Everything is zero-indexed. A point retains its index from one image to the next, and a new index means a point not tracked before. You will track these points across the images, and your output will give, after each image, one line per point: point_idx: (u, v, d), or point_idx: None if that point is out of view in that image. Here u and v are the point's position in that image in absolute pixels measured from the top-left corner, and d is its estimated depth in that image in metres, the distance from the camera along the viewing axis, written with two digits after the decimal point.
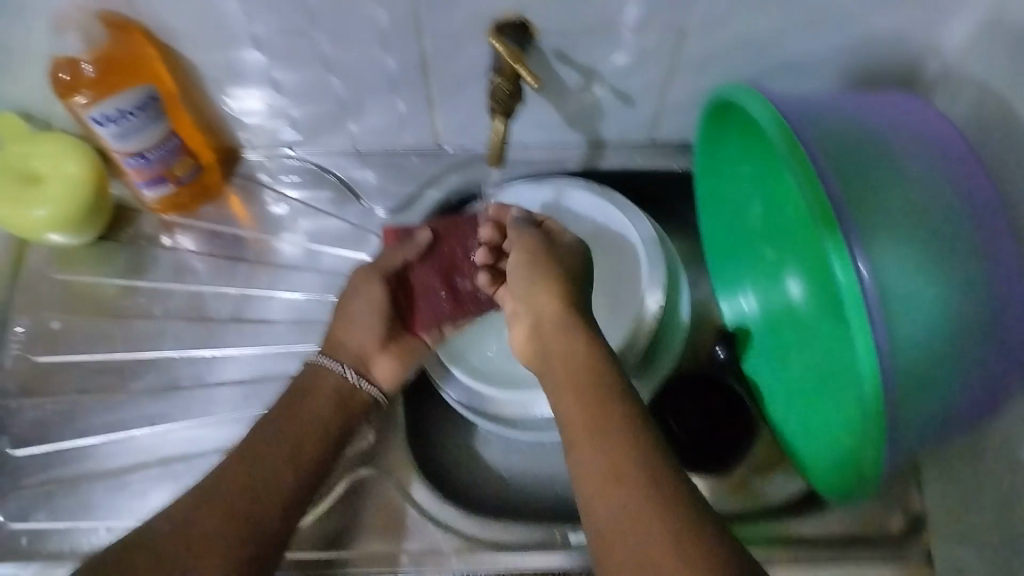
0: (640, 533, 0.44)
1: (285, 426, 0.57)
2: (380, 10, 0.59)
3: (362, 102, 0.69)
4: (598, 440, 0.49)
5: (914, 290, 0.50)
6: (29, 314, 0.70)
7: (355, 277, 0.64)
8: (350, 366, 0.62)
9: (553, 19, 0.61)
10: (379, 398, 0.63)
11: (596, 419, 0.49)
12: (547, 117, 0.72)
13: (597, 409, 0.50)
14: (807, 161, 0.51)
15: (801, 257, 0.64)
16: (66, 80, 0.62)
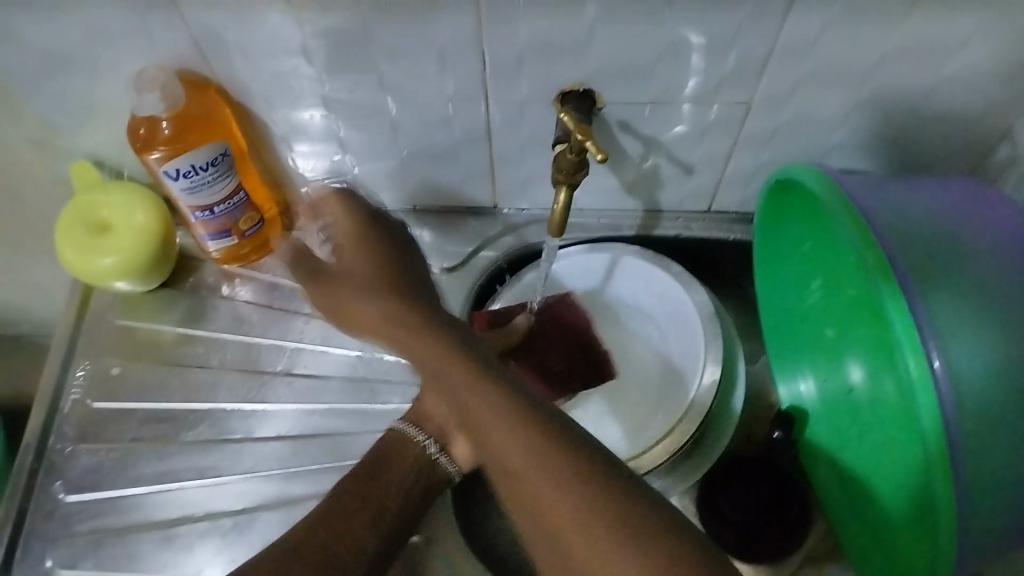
0: (573, 538, 0.45)
1: (370, 492, 0.57)
2: (448, 79, 0.58)
3: (423, 163, 0.68)
4: (500, 446, 0.49)
5: (989, 387, 0.47)
6: (89, 359, 0.71)
7: None
8: (435, 440, 0.60)
9: (623, 93, 0.58)
10: (454, 473, 0.61)
11: (498, 431, 0.49)
12: (608, 185, 0.71)
13: (488, 412, 0.50)
14: (871, 241, 0.50)
15: (862, 338, 0.63)
16: (143, 136, 0.61)
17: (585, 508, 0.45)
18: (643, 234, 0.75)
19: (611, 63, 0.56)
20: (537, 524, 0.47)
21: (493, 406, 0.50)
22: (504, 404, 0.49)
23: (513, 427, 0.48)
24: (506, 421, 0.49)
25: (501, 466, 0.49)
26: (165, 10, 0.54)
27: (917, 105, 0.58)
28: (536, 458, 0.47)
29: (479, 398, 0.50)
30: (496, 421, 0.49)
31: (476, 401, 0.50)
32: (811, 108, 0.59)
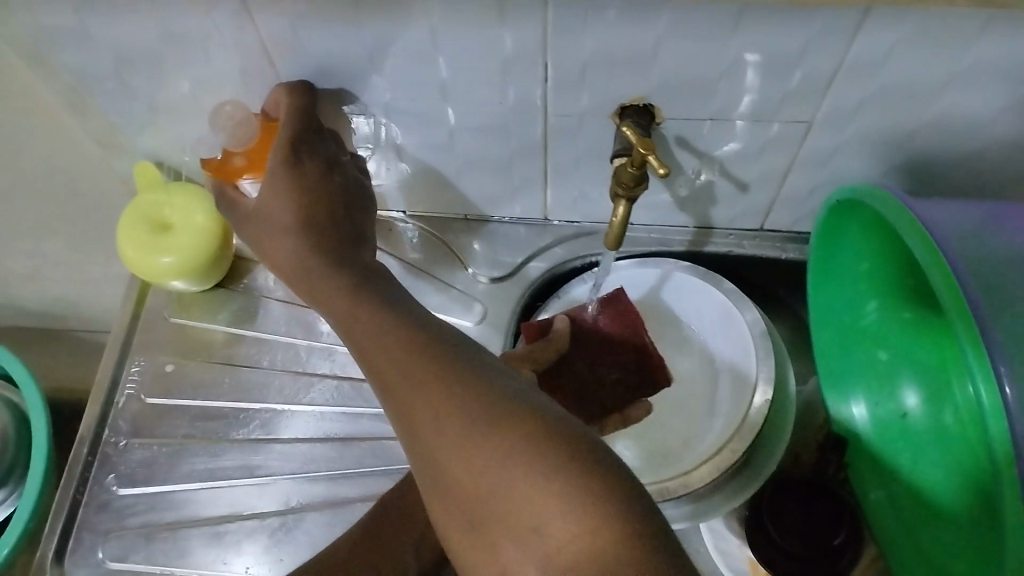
0: (441, 448, 0.43)
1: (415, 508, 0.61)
2: (509, 89, 0.58)
3: (478, 172, 0.68)
4: (403, 385, 0.45)
5: None
6: (145, 355, 0.73)
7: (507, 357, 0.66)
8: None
9: (684, 107, 0.58)
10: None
11: (387, 351, 0.47)
12: (661, 199, 0.71)
13: (384, 338, 0.48)
14: (943, 261, 0.49)
15: (940, 359, 0.65)
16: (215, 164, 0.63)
17: (477, 421, 0.42)
18: (693, 250, 0.75)
19: (674, 77, 0.56)
20: (430, 453, 0.43)
21: (398, 346, 0.47)
22: (404, 342, 0.47)
23: (398, 342, 0.47)
24: (399, 343, 0.47)
25: (395, 402, 0.45)
26: (237, 15, 0.55)
27: (985, 128, 0.57)
28: (431, 402, 0.44)
29: (395, 338, 0.48)
30: (396, 348, 0.47)
31: (379, 342, 0.48)
32: (873, 128, 0.58)
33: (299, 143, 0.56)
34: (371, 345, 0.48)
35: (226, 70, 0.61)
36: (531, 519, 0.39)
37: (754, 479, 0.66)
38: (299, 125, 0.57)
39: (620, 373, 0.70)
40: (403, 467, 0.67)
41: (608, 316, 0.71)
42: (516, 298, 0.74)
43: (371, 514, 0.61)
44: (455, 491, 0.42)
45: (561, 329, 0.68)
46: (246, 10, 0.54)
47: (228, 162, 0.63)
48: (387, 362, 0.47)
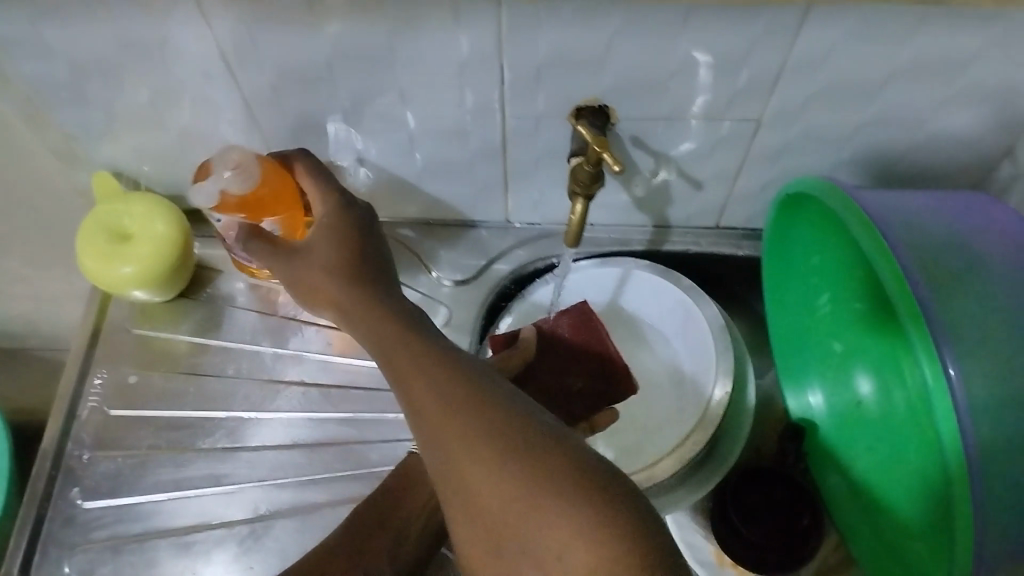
0: (478, 491, 0.41)
1: (388, 517, 0.59)
2: (466, 91, 0.59)
3: (439, 176, 0.69)
4: (442, 419, 0.43)
5: (1005, 394, 0.48)
6: (107, 367, 0.72)
7: None
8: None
9: (637, 107, 0.60)
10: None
11: (426, 394, 0.44)
12: (619, 200, 0.72)
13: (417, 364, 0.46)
14: (885, 248, 0.51)
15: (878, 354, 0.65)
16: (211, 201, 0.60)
17: (525, 478, 0.40)
18: (652, 248, 0.76)
19: (626, 78, 0.57)
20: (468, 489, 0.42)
21: (438, 376, 0.45)
22: (445, 372, 0.45)
23: (438, 372, 0.45)
24: (441, 373, 0.45)
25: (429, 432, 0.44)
26: (194, 22, 0.55)
27: (922, 122, 0.60)
28: (470, 433, 0.42)
29: (432, 366, 0.45)
30: (434, 379, 0.45)
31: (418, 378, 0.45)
32: (819, 124, 0.61)
33: (338, 188, 0.57)
34: (409, 375, 0.46)
35: (184, 79, 0.61)
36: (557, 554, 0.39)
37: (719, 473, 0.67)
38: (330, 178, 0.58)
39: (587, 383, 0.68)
40: (371, 470, 0.68)
41: (573, 323, 0.70)
42: (480, 301, 0.75)
43: (343, 527, 0.59)
44: (479, 521, 0.41)
45: (529, 337, 0.68)
46: (203, 17, 0.55)
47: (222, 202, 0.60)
48: (416, 382, 0.45)
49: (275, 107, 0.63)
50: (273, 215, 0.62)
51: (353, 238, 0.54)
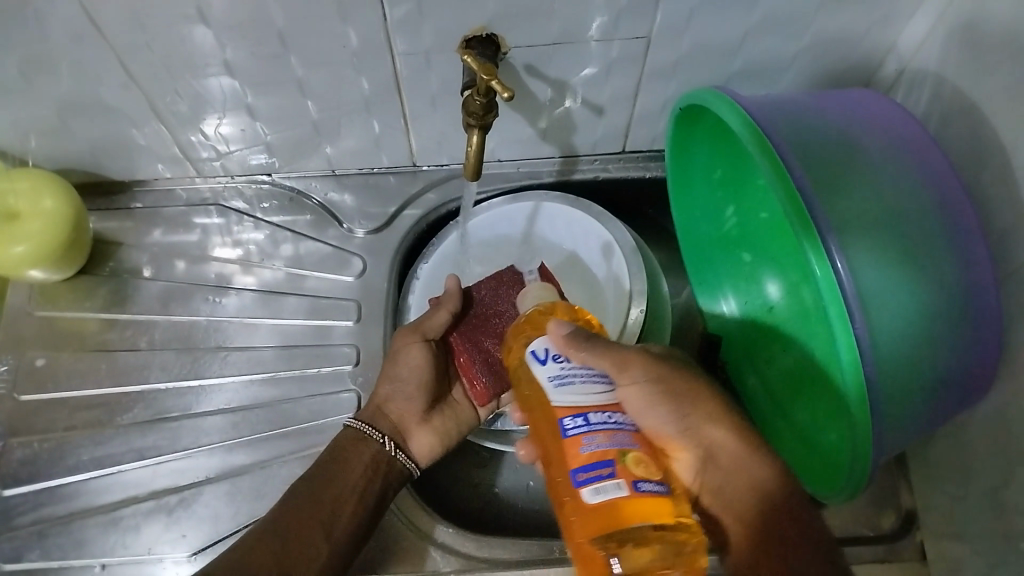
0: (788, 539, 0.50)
1: (323, 493, 0.58)
2: (350, 32, 0.58)
3: (337, 124, 0.68)
4: (735, 467, 0.52)
5: (891, 281, 0.50)
6: (12, 352, 0.70)
7: (396, 337, 0.64)
8: (389, 437, 0.62)
9: (525, 35, 0.59)
10: (413, 468, 0.63)
11: (735, 464, 0.52)
12: (524, 134, 0.72)
13: (720, 424, 0.53)
14: (768, 145, 0.53)
15: (781, 259, 0.68)
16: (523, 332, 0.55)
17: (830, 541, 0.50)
18: (562, 179, 0.76)
19: (509, 4, 0.56)
20: (783, 525, 0.50)
21: (740, 439, 0.53)
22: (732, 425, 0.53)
23: (728, 428, 0.53)
24: (733, 433, 0.53)
25: (719, 485, 0.53)
26: None
27: (808, 25, 0.61)
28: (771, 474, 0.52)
29: (716, 419, 0.53)
30: (730, 421, 0.53)
31: (725, 443, 0.53)
32: (706, 36, 0.61)
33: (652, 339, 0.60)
34: (705, 430, 0.53)
35: (52, 46, 0.57)
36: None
37: None
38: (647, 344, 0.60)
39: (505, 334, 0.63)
40: (299, 426, 0.67)
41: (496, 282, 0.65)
42: (395, 247, 0.74)
43: (277, 506, 0.58)
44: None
45: (451, 289, 0.64)
46: None
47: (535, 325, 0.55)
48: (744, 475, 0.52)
49: (154, 66, 0.60)
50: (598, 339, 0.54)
51: (691, 373, 0.55)
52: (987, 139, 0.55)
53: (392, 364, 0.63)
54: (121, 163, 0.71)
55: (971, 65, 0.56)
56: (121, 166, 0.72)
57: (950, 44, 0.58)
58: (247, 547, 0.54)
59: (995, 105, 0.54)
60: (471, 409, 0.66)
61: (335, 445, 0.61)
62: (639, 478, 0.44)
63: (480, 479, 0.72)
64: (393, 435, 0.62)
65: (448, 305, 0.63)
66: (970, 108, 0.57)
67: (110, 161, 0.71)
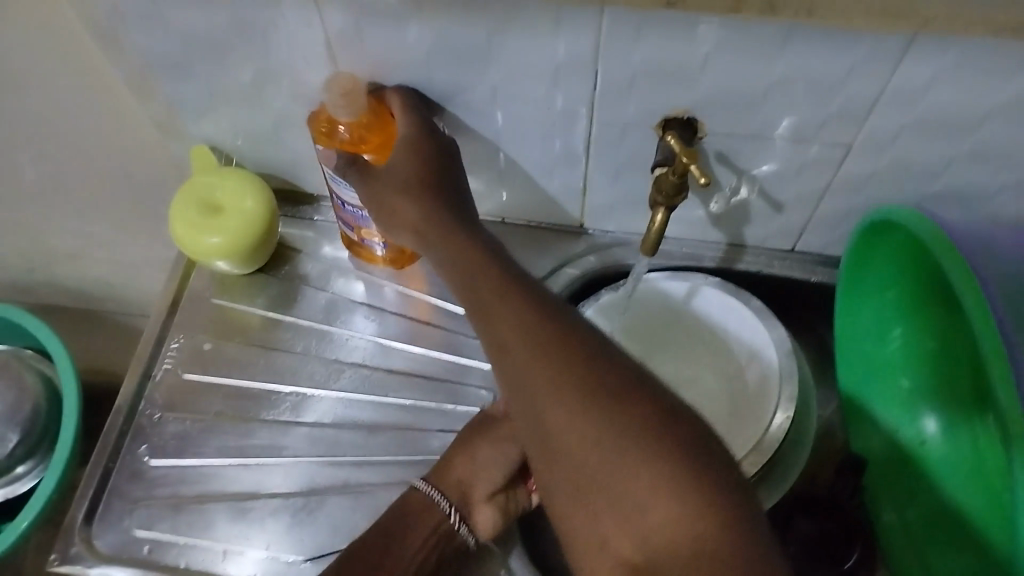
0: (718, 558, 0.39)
1: (384, 555, 0.60)
2: (557, 96, 0.60)
3: (519, 177, 0.70)
4: (595, 472, 0.43)
5: None
6: (183, 333, 0.75)
7: (497, 420, 0.64)
8: (456, 508, 0.62)
9: (725, 123, 0.60)
10: (470, 542, 0.64)
11: (520, 361, 0.48)
12: (696, 215, 0.72)
13: (570, 411, 0.45)
14: (978, 285, 0.50)
15: (954, 400, 0.68)
16: (322, 131, 0.63)
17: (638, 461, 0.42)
18: (723, 266, 0.76)
19: (716, 93, 0.57)
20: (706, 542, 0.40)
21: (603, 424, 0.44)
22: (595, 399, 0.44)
23: (577, 409, 0.44)
24: (589, 413, 0.44)
25: (601, 494, 0.43)
26: (305, 11, 0.56)
27: (1021, 161, 0.58)
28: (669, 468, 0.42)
29: (586, 414, 0.44)
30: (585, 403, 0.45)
31: (555, 403, 0.45)
32: (908, 155, 0.60)
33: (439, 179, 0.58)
34: (558, 416, 0.45)
35: (287, 66, 0.62)
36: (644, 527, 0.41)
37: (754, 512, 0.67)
38: (426, 154, 0.59)
39: None
40: (427, 456, 0.69)
41: None
42: None
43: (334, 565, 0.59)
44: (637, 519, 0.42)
45: None
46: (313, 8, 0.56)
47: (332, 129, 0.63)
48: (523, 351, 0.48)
49: None
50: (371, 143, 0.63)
51: (505, 280, 0.52)
52: None
53: (481, 440, 0.64)
54: (314, 177, 0.76)
55: None
56: (313, 179, 0.76)
57: None
58: None
59: None
60: (528, 495, 0.66)
61: (403, 502, 0.62)
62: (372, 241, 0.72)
63: None
64: (462, 507, 0.63)
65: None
66: None
67: (305, 173, 0.76)
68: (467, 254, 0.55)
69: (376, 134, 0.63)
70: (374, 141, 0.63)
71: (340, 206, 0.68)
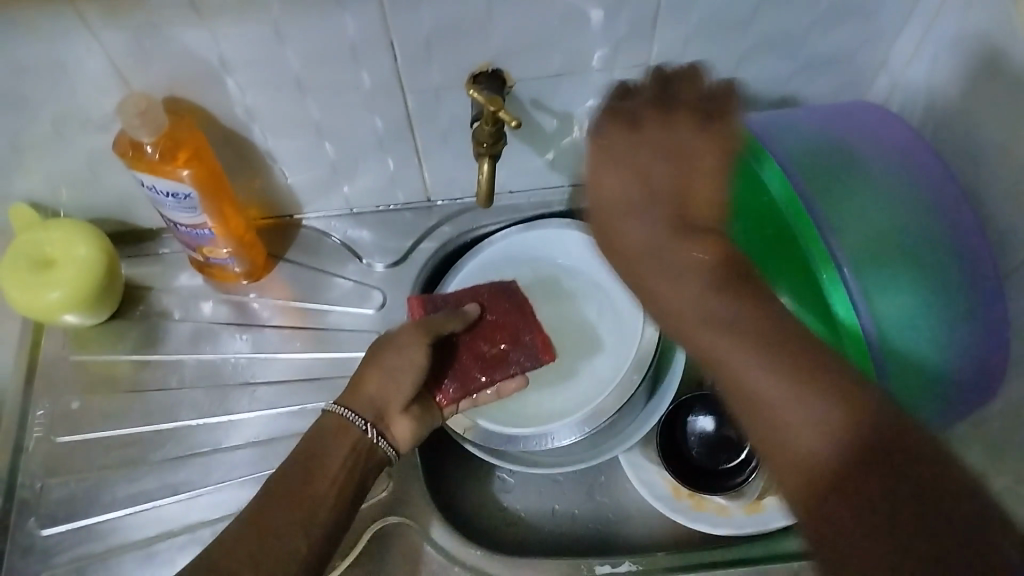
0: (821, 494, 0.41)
1: (303, 487, 0.56)
2: (363, 73, 0.61)
3: (354, 164, 0.71)
4: (774, 423, 0.44)
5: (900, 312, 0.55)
6: (48, 396, 0.72)
7: (397, 332, 0.63)
8: (373, 424, 0.60)
9: (528, 68, 0.62)
10: (392, 455, 0.62)
11: (685, 300, 0.50)
12: (533, 164, 0.74)
13: (770, 386, 0.45)
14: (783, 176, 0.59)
15: None
16: (130, 154, 0.61)
17: (829, 402, 0.43)
18: (572, 207, 0.79)
19: (511, 40, 0.59)
20: (837, 457, 0.41)
21: (789, 380, 0.44)
22: (788, 355, 0.45)
23: (747, 342, 0.46)
24: (795, 375, 0.44)
25: (767, 424, 0.44)
26: (80, 40, 0.55)
27: (800, 45, 0.63)
28: (854, 425, 0.41)
29: (745, 321, 0.47)
30: (779, 372, 0.45)
31: (723, 335, 0.47)
32: (702, 61, 0.64)
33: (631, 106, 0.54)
34: (717, 348, 0.48)
35: (83, 101, 0.61)
36: (809, 452, 0.42)
37: (644, 422, 0.71)
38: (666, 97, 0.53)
39: (508, 354, 0.66)
40: None
41: (501, 297, 0.68)
42: (414, 279, 0.76)
43: (254, 502, 0.56)
44: (772, 438, 0.44)
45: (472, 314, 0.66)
46: (94, 34, 0.55)
47: (141, 151, 0.61)
48: (688, 291, 0.50)
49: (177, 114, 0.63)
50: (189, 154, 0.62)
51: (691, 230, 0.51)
52: (987, 146, 0.57)
53: (388, 350, 0.62)
54: (148, 210, 0.74)
55: (965, 77, 0.59)
56: (149, 214, 0.75)
57: (939, 57, 0.61)
58: (222, 552, 0.53)
59: (991, 113, 0.56)
60: (442, 410, 0.66)
61: (318, 430, 0.60)
62: (211, 257, 0.72)
63: (506, 503, 0.73)
64: (378, 423, 0.61)
65: (463, 322, 0.65)
66: (967, 116, 0.59)
67: (138, 209, 0.74)
68: (639, 191, 0.52)
69: (185, 142, 0.62)
70: (186, 149, 0.62)
71: (174, 227, 0.68)
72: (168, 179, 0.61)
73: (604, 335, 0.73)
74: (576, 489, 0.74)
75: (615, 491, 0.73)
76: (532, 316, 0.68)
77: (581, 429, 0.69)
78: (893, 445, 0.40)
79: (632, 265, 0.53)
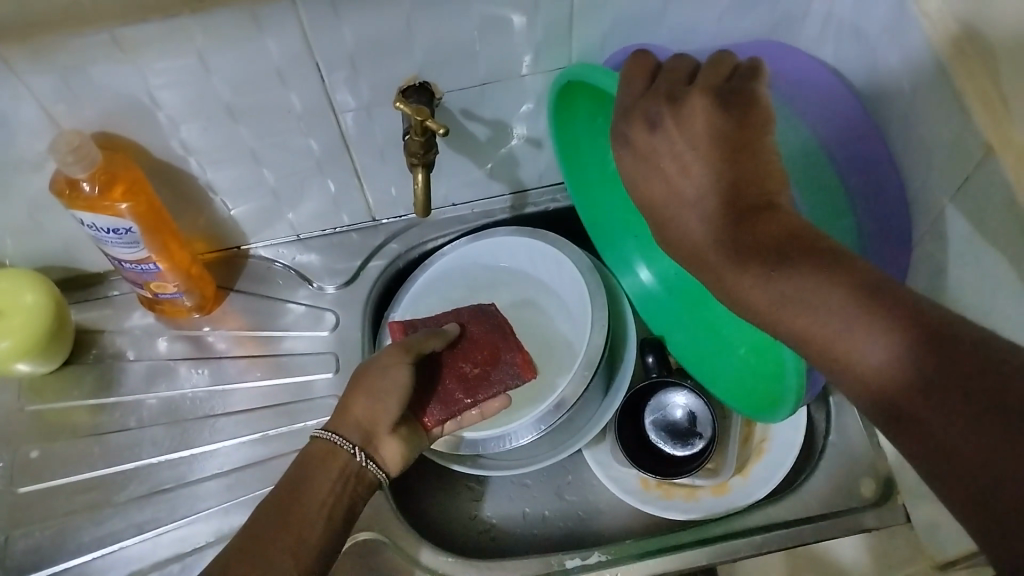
0: (915, 401, 0.37)
1: (294, 511, 0.55)
2: (294, 97, 0.62)
3: (295, 189, 0.72)
4: (848, 369, 0.40)
5: None
6: (5, 447, 0.72)
7: (380, 355, 0.64)
8: (361, 447, 0.60)
9: (455, 79, 0.64)
10: (382, 478, 0.61)
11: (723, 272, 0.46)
12: (473, 175, 0.76)
13: (825, 328, 0.41)
14: None
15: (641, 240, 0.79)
16: (66, 193, 0.62)
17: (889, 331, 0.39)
18: (515, 214, 0.81)
19: (435, 53, 0.61)
20: (909, 376, 0.38)
21: (841, 309, 0.40)
22: (831, 293, 0.41)
23: (788, 295, 0.42)
24: (843, 316, 0.40)
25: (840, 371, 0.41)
26: (8, 86, 0.56)
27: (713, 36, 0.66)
28: (916, 339, 0.38)
29: (764, 282, 0.44)
30: (831, 318, 0.41)
31: (766, 294, 0.44)
32: None
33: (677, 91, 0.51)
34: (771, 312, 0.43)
35: (18, 146, 0.61)
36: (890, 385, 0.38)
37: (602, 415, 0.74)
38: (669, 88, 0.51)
39: (488, 372, 0.69)
40: None
41: (476, 317, 0.72)
42: (366, 298, 0.77)
43: (243, 532, 0.55)
44: (853, 385, 0.40)
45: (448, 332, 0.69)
46: (21, 79, 0.55)
47: (77, 189, 0.62)
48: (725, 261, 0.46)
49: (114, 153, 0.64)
50: (126, 188, 0.63)
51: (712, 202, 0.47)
52: (898, 114, 0.60)
53: (372, 372, 0.63)
54: (95, 254, 0.75)
55: (870, 52, 0.61)
56: (95, 258, 0.75)
57: (844, 35, 0.64)
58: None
59: (896, 82, 0.59)
60: (429, 431, 0.66)
61: (305, 456, 0.60)
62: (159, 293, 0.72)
63: (477, 511, 0.74)
64: (368, 446, 0.60)
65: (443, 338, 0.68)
66: (875, 87, 0.62)
67: (83, 253, 0.74)
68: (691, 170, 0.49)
69: (122, 178, 0.63)
70: (124, 184, 0.63)
71: (119, 265, 0.68)
72: (108, 215, 0.62)
73: (558, 336, 0.75)
74: (543, 489, 0.75)
75: (582, 488, 0.75)
76: (512, 336, 0.72)
77: (539, 427, 0.70)
78: (961, 349, 0.36)
79: (680, 246, 0.49)
